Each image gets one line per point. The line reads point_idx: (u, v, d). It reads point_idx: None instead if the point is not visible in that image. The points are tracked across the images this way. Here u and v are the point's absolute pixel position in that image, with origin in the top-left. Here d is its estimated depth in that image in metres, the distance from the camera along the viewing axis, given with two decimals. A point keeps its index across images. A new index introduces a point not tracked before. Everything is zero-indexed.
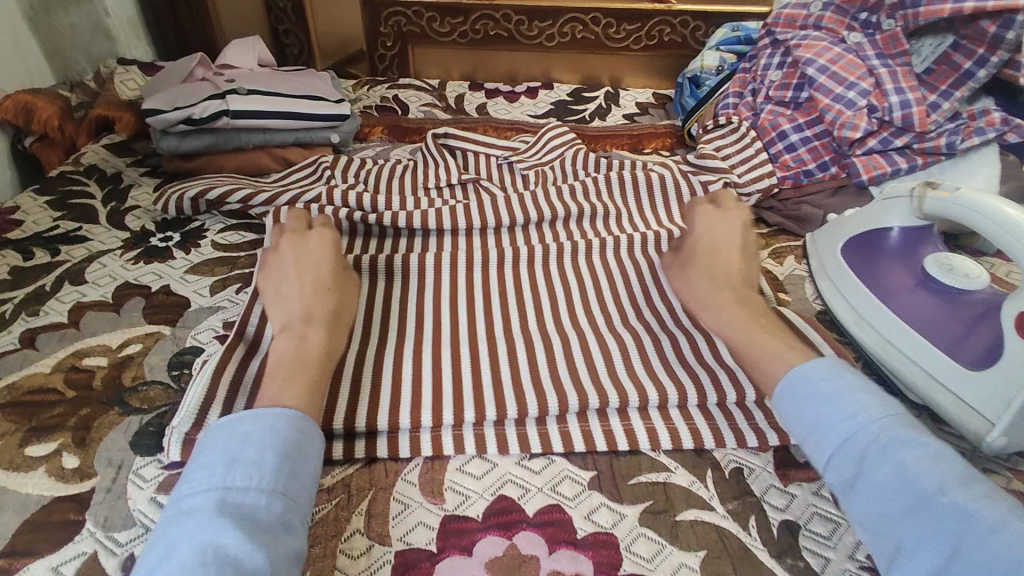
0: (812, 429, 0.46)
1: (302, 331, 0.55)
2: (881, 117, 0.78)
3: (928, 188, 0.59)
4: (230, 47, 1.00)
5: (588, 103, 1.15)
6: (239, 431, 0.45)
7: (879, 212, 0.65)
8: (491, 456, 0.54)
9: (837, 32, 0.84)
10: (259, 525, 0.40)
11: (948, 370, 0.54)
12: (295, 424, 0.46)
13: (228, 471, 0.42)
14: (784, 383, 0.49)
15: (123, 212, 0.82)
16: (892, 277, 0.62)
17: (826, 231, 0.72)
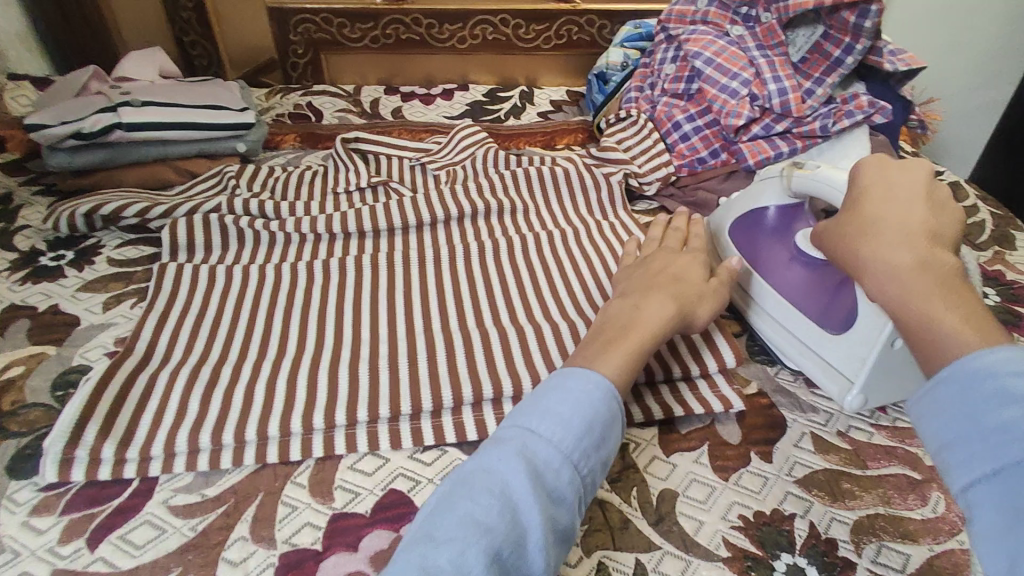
0: (982, 432, 0.34)
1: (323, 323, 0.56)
2: (761, 104, 0.83)
3: (795, 167, 0.61)
4: (127, 60, 0.98)
5: (503, 103, 1.17)
6: (576, 387, 0.45)
7: (756, 192, 0.67)
8: (384, 452, 0.54)
9: (722, 26, 0.90)
10: (554, 486, 0.41)
11: (811, 335, 0.59)
12: (614, 404, 0.46)
13: (542, 418, 0.43)
14: (960, 364, 0.37)
15: (12, 233, 0.79)
16: (771, 257, 0.64)
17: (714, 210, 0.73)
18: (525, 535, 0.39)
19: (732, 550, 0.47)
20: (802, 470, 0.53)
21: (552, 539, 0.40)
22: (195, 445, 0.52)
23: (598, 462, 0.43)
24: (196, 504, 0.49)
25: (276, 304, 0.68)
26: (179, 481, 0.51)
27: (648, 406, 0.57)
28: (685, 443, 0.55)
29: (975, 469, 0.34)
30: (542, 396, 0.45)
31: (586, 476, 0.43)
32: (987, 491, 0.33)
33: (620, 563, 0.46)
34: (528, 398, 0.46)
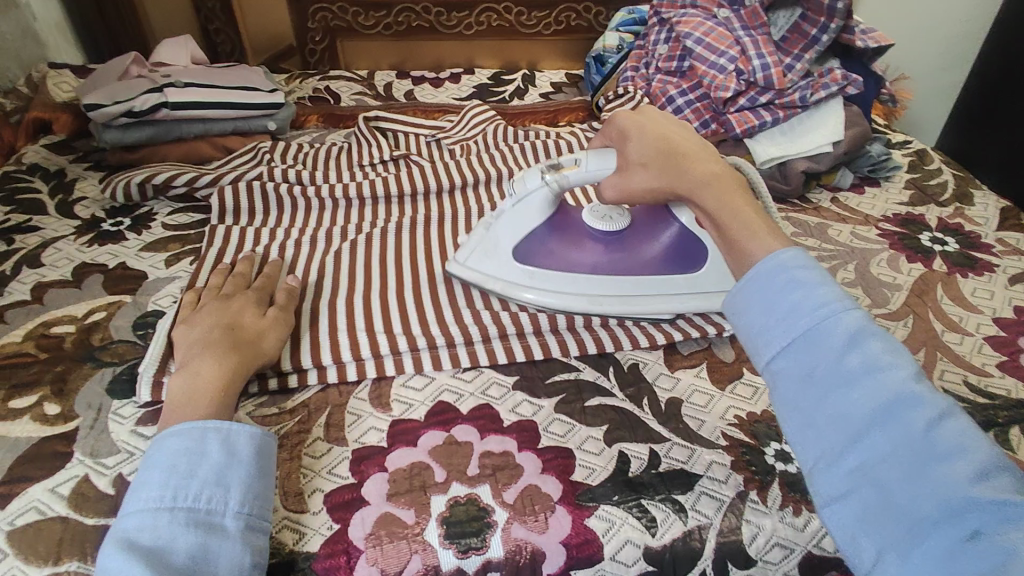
0: (784, 317, 0.44)
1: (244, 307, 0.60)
2: (747, 79, 0.92)
3: (555, 171, 0.67)
4: (162, 47, 1.06)
5: (508, 85, 1.25)
6: (160, 452, 0.46)
7: (519, 215, 0.68)
8: (429, 373, 0.63)
9: (710, 9, 0.99)
10: (158, 540, 0.42)
11: (681, 283, 0.67)
12: (179, 437, 0.47)
13: (132, 497, 0.45)
14: (760, 267, 0.47)
15: (71, 203, 0.87)
16: (580, 257, 0.68)
17: (479, 250, 0.69)
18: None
19: (729, 440, 0.56)
20: None
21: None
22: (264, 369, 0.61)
23: (201, 483, 0.45)
24: (275, 414, 0.58)
25: (321, 258, 0.77)
26: (257, 398, 0.60)
27: (652, 334, 0.67)
28: (686, 362, 0.65)
29: (776, 346, 0.44)
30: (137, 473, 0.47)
31: (197, 502, 0.44)
32: (790, 363, 0.43)
33: (636, 452, 0.55)
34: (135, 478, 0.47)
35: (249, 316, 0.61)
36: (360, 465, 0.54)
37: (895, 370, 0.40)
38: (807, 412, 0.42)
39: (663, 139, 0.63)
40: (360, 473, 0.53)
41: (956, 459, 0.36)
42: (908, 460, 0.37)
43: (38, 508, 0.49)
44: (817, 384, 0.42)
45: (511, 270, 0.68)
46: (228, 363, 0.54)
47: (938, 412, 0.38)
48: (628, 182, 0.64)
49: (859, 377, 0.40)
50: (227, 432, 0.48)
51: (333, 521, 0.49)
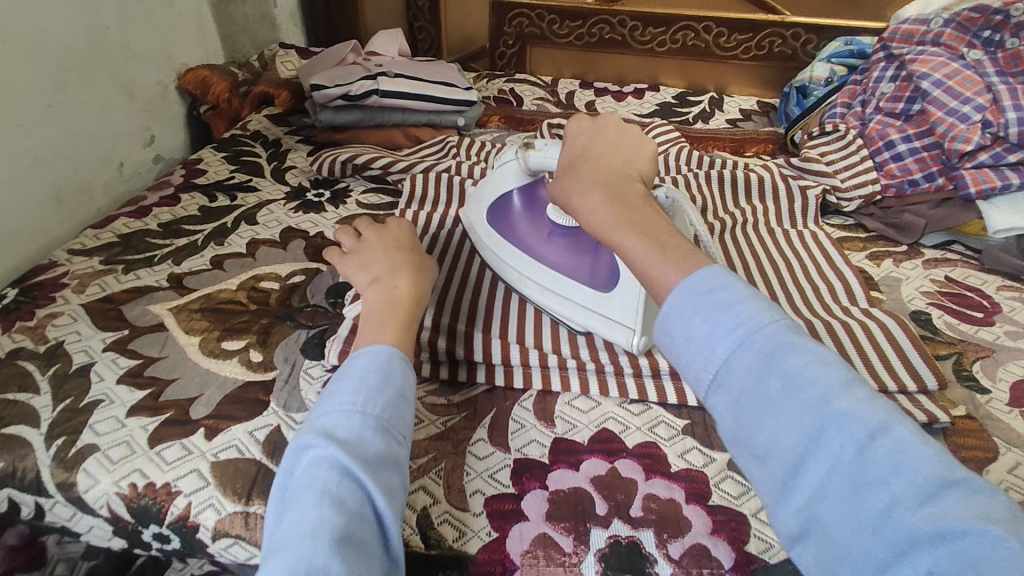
0: (694, 342, 0.41)
1: (391, 281, 0.60)
2: (995, 132, 0.80)
3: (528, 148, 0.69)
4: (377, 37, 1.15)
5: (693, 107, 1.20)
6: (354, 369, 0.49)
7: (499, 179, 0.74)
8: (595, 396, 0.61)
9: (956, 49, 0.87)
10: (355, 431, 0.45)
11: (585, 296, 0.64)
12: (381, 358, 0.50)
13: (326, 399, 0.47)
14: (672, 295, 0.43)
15: (283, 170, 0.96)
16: (530, 234, 0.70)
17: (470, 201, 0.77)
18: (347, 466, 0.42)
19: None
20: (1016, 494, 0.52)
21: (377, 469, 0.43)
22: (435, 357, 0.62)
23: (388, 398, 0.48)
24: (444, 405, 0.59)
25: None
26: (429, 385, 0.62)
27: None
28: None
29: (704, 380, 0.40)
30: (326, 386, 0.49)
31: (386, 418, 0.47)
32: (720, 395, 0.40)
33: None
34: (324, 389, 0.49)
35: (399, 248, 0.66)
36: (520, 477, 0.53)
37: (818, 388, 0.37)
38: (746, 448, 0.39)
39: (584, 152, 0.61)
40: (520, 485, 0.52)
41: (894, 481, 0.33)
42: (847, 495, 0.34)
43: (237, 446, 0.54)
44: (747, 411, 0.39)
45: (479, 223, 0.75)
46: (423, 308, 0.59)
47: (870, 431, 0.35)
48: (551, 189, 0.62)
49: (786, 402, 0.37)
50: (410, 368, 0.52)
51: (491, 528, 0.49)
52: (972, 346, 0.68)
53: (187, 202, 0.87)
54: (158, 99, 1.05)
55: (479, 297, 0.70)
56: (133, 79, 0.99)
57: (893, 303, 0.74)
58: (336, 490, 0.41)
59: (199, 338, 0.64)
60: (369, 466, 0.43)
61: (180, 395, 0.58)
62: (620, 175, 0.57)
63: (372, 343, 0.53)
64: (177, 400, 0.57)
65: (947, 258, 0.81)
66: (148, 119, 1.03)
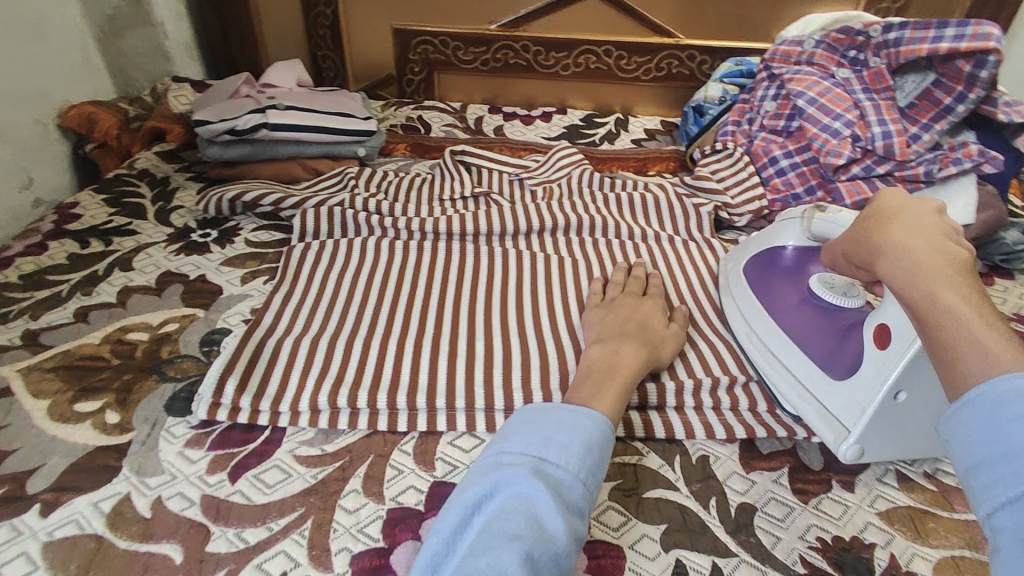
0: (1010, 455, 0.31)
1: (615, 346, 0.59)
2: (864, 146, 0.84)
3: (817, 211, 0.66)
4: (272, 69, 1.11)
5: (599, 128, 1.22)
6: (557, 417, 0.48)
7: (777, 232, 0.71)
8: (479, 433, 0.59)
9: (827, 68, 0.92)
10: (570, 503, 0.43)
11: (811, 374, 0.58)
12: (608, 428, 0.48)
13: (550, 446, 0.45)
14: (981, 389, 0.34)
15: (168, 211, 0.91)
16: (781, 292, 0.66)
17: (737, 254, 0.76)
18: (553, 539, 0.40)
19: (808, 568, 0.48)
20: (883, 503, 0.53)
21: (575, 551, 0.41)
22: (316, 405, 0.59)
23: (599, 475, 0.45)
24: (317, 456, 0.56)
25: (386, 289, 0.76)
26: (303, 434, 0.58)
27: (731, 426, 0.60)
28: (765, 463, 0.57)
29: (999, 494, 0.31)
30: (529, 426, 0.47)
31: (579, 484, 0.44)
32: (1011, 522, 0.30)
33: (697, 564, 0.48)
34: (524, 426, 0.47)
35: (658, 320, 0.66)
36: (392, 527, 0.50)
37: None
38: None
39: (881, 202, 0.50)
40: (391, 537, 0.50)
41: None
42: None
43: (77, 521, 0.49)
44: None
45: (733, 278, 0.73)
46: (637, 355, 0.58)
47: None
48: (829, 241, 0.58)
49: None
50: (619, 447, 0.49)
51: None
52: None
53: (55, 251, 0.81)
54: (38, 140, 0.98)
55: (364, 335, 0.68)
56: (5, 121, 0.92)
57: None
58: (538, 557, 0.39)
59: (48, 401, 0.59)
60: (572, 544, 0.41)
61: (18, 468, 0.53)
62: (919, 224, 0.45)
63: (593, 408, 0.50)
64: (13, 474, 0.52)
65: None
66: (25, 163, 0.96)
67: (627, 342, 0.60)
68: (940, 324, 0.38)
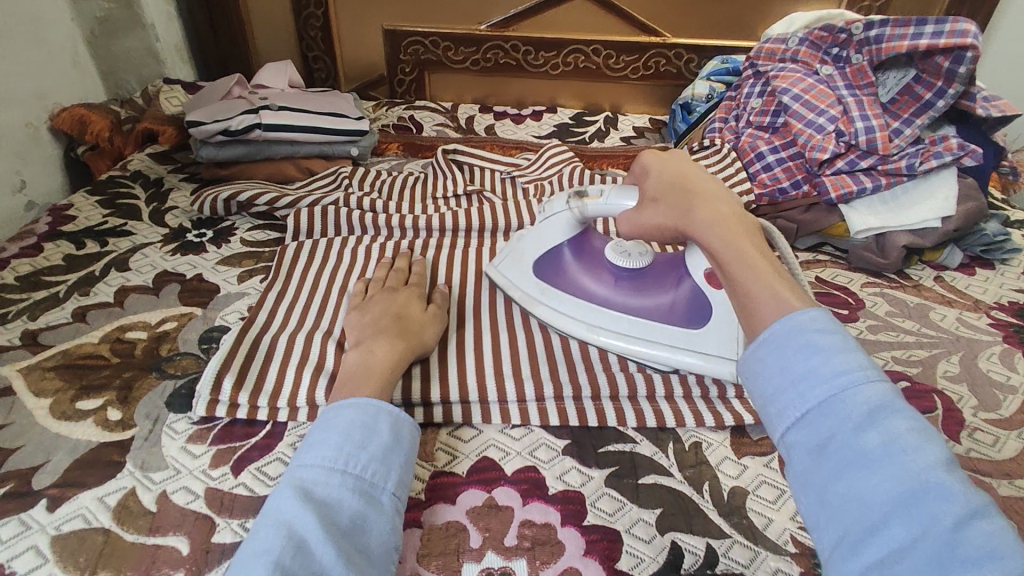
0: (796, 383, 0.40)
1: (368, 346, 0.58)
2: (848, 141, 0.85)
3: (579, 197, 0.68)
4: (264, 69, 1.12)
5: (589, 127, 1.24)
6: (326, 421, 0.49)
7: (547, 231, 0.72)
8: (476, 425, 0.60)
9: (811, 65, 0.94)
10: (328, 495, 0.44)
11: (677, 337, 0.63)
12: (370, 410, 0.50)
13: (306, 450, 0.47)
14: (777, 326, 0.43)
15: (163, 212, 0.92)
16: (592, 284, 0.69)
17: (510, 259, 0.74)
18: (306, 540, 0.41)
19: (800, 547, 0.50)
20: None
21: (338, 537, 0.42)
22: (314, 400, 0.60)
23: (369, 456, 0.47)
24: None
25: None
26: (303, 428, 0.59)
27: (720, 413, 0.61)
28: (756, 448, 0.59)
29: (789, 416, 0.40)
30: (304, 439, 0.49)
31: (364, 472, 0.46)
32: (801, 437, 0.39)
33: (692, 546, 0.50)
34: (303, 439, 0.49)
35: (415, 308, 0.66)
36: None
37: (920, 455, 0.34)
38: (818, 495, 0.37)
39: (677, 174, 0.61)
40: None
41: (989, 566, 0.30)
42: (927, 565, 0.31)
43: (84, 516, 0.50)
44: (829, 458, 0.37)
45: (530, 284, 0.71)
46: (392, 350, 0.58)
47: (969, 508, 0.32)
48: (640, 216, 0.63)
49: (877, 460, 0.35)
50: (394, 418, 0.51)
51: None
52: None
53: (51, 252, 0.81)
54: (29, 142, 0.98)
55: None
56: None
57: None
58: (290, 564, 0.39)
59: (50, 400, 0.60)
60: (332, 537, 0.41)
61: (23, 465, 0.54)
62: (712, 199, 0.57)
63: (357, 395, 0.52)
64: (18, 471, 0.53)
65: (817, 261, 0.87)
66: (17, 164, 0.96)
67: (381, 338, 0.59)
68: (750, 291, 0.48)
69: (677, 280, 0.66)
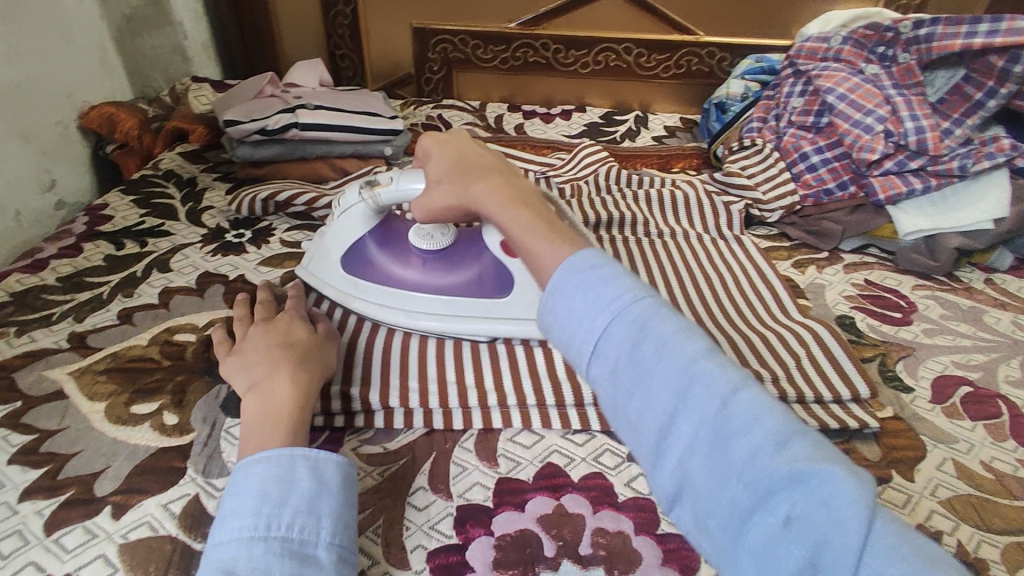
0: (581, 320, 0.45)
1: (267, 385, 0.53)
2: (896, 141, 0.84)
3: (370, 187, 0.67)
4: (296, 68, 1.11)
5: (619, 126, 1.23)
6: (238, 483, 0.45)
7: (346, 226, 0.70)
8: (537, 430, 0.59)
9: (855, 64, 0.92)
10: (253, 569, 0.40)
11: (487, 307, 0.66)
12: (279, 458, 0.46)
13: (221, 523, 0.43)
14: (558, 275, 0.48)
15: (199, 212, 0.91)
16: (400, 274, 0.68)
17: (319, 258, 0.72)
18: None
19: None
20: (945, 492, 0.54)
21: None
22: (372, 405, 0.59)
23: (293, 511, 0.43)
24: (380, 454, 0.56)
25: None
26: (363, 434, 0.58)
27: None
28: None
29: (585, 352, 0.44)
30: (222, 506, 0.45)
31: (291, 531, 0.42)
32: (600, 367, 0.44)
33: None
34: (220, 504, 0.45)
35: (300, 330, 0.60)
36: (464, 526, 0.50)
37: (685, 351, 0.41)
38: (624, 416, 0.42)
39: (457, 158, 0.66)
40: (464, 534, 0.50)
41: (751, 433, 0.37)
42: (711, 450, 0.38)
43: (150, 523, 0.49)
44: (627, 379, 0.42)
45: (346, 280, 0.70)
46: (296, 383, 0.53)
47: (731, 388, 0.39)
48: (429, 202, 0.65)
49: (656, 370, 0.41)
50: (316, 460, 0.47)
51: None
52: (894, 346, 0.71)
53: (91, 252, 0.80)
54: (59, 141, 0.97)
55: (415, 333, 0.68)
56: (31, 121, 0.91)
57: (820, 309, 0.77)
58: None
59: (104, 404, 0.59)
60: None
61: (83, 471, 0.52)
62: (469, 165, 0.65)
63: (264, 449, 0.47)
64: (79, 477, 0.52)
65: (864, 262, 0.86)
66: (48, 163, 0.95)
67: (278, 369, 0.54)
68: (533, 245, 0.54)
69: (478, 253, 0.67)
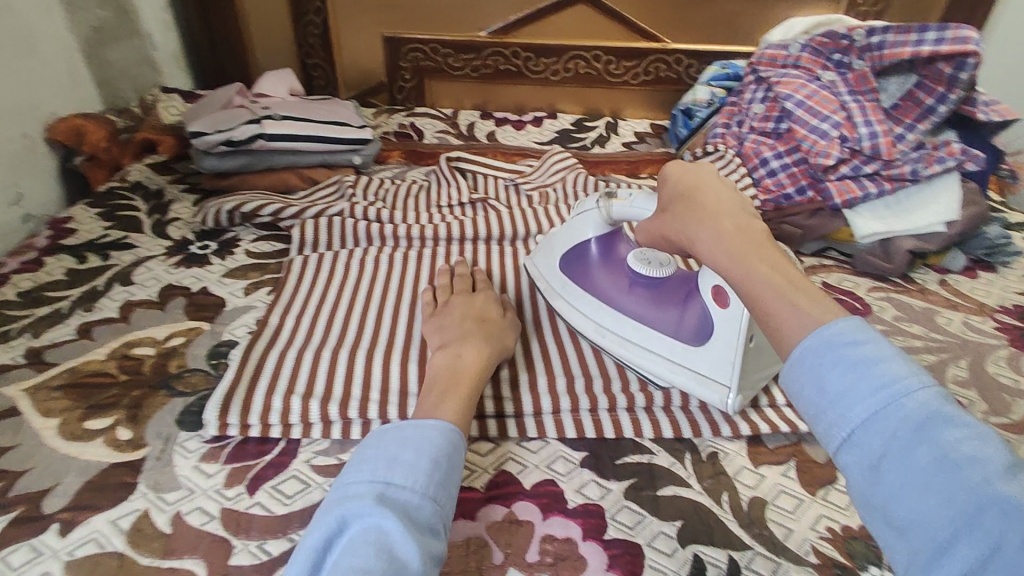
0: (835, 402, 0.39)
1: (457, 349, 0.60)
2: (852, 146, 0.86)
3: (609, 197, 0.68)
4: (264, 78, 1.11)
5: (590, 132, 1.24)
6: (385, 443, 0.47)
7: (577, 227, 0.72)
8: (492, 438, 0.60)
9: (813, 70, 0.94)
10: (376, 530, 0.41)
11: (674, 349, 0.61)
12: (448, 435, 0.48)
13: (351, 480, 0.45)
14: (807, 344, 0.41)
15: (165, 224, 0.91)
16: (607, 282, 0.69)
17: (540, 252, 0.76)
18: None
19: (821, 557, 0.50)
20: None
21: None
22: (329, 416, 0.59)
23: (419, 489, 0.44)
24: (334, 465, 0.57)
25: (387, 298, 0.76)
26: (318, 445, 0.59)
27: (736, 423, 0.61)
28: (773, 457, 0.59)
29: (835, 435, 0.38)
30: (350, 464, 0.47)
31: (409, 502, 0.43)
32: (852, 455, 0.38)
33: (714, 558, 0.49)
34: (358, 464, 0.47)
35: (473, 309, 0.67)
36: None
37: (978, 466, 0.33)
38: (883, 517, 0.36)
39: (687, 178, 0.60)
40: None
41: None
42: None
43: (97, 540, 0.49)
44: (889, 477, 0.36)
45: (552, 275, 0.73)
46: (480, 353, 0.60)
47: None
48: (654, 227, 0.63)
49: (932, 477, 0.34)
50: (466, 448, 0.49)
51: None
52: None
53: (53, 266, 0.80)
54: (25, 155, 0.95)
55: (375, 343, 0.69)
56: None
57: None
58: None
59: (58, 420, 0.59)
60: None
61: (32, 489, 0.52)
62: (716, 192, 0.57)
63: (427, 422, 0.50)
64: (29, 495, 0.52)
65: (823, 265, 0.87)
66: (14, 176, 0.93)
67: (470, 342, 0.61)
68: (772, 309, 0.46)
69: (685, 299, 0.64)
